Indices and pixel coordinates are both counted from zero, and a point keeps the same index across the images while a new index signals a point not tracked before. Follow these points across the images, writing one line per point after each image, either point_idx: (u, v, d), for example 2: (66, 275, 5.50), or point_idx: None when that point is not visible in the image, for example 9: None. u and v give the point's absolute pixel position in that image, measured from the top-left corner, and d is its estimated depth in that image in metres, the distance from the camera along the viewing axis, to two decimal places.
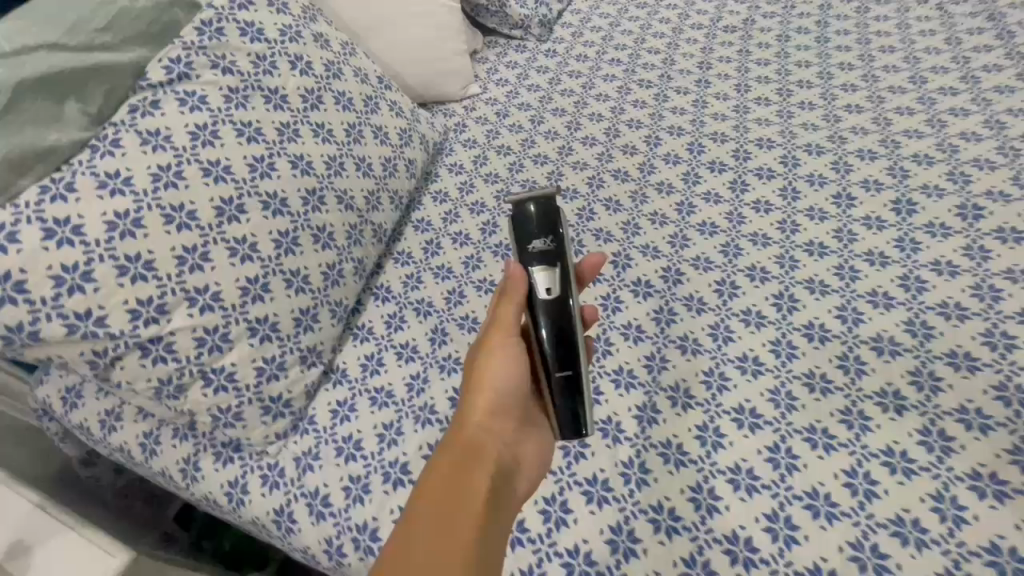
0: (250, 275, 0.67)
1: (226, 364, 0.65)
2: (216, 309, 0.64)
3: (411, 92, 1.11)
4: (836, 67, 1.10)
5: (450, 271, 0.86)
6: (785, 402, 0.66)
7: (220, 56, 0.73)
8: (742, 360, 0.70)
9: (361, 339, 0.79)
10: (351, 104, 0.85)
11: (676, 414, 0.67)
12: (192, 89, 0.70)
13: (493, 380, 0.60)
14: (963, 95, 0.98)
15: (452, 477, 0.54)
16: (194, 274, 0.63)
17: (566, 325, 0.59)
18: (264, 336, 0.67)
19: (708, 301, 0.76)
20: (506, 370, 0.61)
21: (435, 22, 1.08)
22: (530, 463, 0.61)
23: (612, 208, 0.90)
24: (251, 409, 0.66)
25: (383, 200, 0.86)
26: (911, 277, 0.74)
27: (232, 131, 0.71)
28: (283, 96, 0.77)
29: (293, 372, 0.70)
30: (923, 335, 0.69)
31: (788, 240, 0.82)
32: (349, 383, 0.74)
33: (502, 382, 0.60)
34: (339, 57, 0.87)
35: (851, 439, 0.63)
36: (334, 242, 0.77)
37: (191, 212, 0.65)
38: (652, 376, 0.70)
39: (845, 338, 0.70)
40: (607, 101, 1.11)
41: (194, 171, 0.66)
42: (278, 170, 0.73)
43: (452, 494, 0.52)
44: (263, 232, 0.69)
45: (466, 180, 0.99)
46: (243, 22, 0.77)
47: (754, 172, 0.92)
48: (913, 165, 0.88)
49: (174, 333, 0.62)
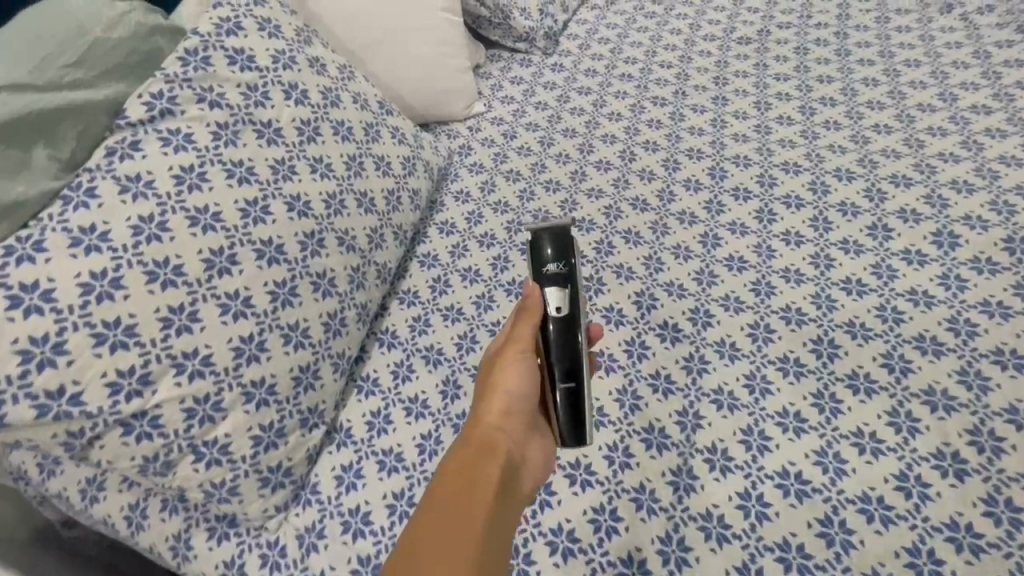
0: (244, 333, 0.61)
1: (218, 435, 0.58)
2: (206, 375, 0.58)
3: (413, 112, 1.04)
4: (859, 82, 1.04)
5: (460, 312, 0.80)
6: (833, 466, 0.60)
7: (206, 89, 0.67)
8: (782, 415, 0.65)
9: (365, 392, 0.72)
10: (351, 134, 0.79)
11: (714, 479, 0.61)
12: (177, 127, 0.64)
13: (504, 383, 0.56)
14: (998, 114, 0.93)
15: (462, 473, 0.50)
16: (181, 337, 0.57)
17: (574, 345, 0.57)
18: (261, 400, 0.61)
19: (741, 347, 0.71)
20: (520, 368, 0.57)
21: (437, 37, 1.01)
22: (544, 463, 0.57)
23: (632, 241, 0.84)
24: (248, 483, 0.60)
25: (387, 237, 0.79)
26: (959, 320, 0.69)
27: (222, 171, 0.65)
28: (276, 129, 0.71)
29: (293, 438, 0.64)
30: (978, 388, 0.64)
31: (823, 277, 0.76)
32: (354, 445, 0.68)
33: (517, 382, 0.57)
34: (337, 83, 0.80)
35: (910, 510, 0.57)
36: (335, 288, 0.70)
37: (177, 267, 0.58)
38: (686, 434, 0.64)
39: (894, 390, 0.65)
40: (620, 120, 1.05)
41: (180, 220, 0.60)
42: (272, 213, 0.67)
43: (460, 492, 0.49)
44: (257, 284, 0.63)
45: (473, 209, 0.93)
46: (232, 49, 0.70)
47: (781, 200, 0.87)
48: (951, 192, 0.82)
49: (159, 405, 0.55)
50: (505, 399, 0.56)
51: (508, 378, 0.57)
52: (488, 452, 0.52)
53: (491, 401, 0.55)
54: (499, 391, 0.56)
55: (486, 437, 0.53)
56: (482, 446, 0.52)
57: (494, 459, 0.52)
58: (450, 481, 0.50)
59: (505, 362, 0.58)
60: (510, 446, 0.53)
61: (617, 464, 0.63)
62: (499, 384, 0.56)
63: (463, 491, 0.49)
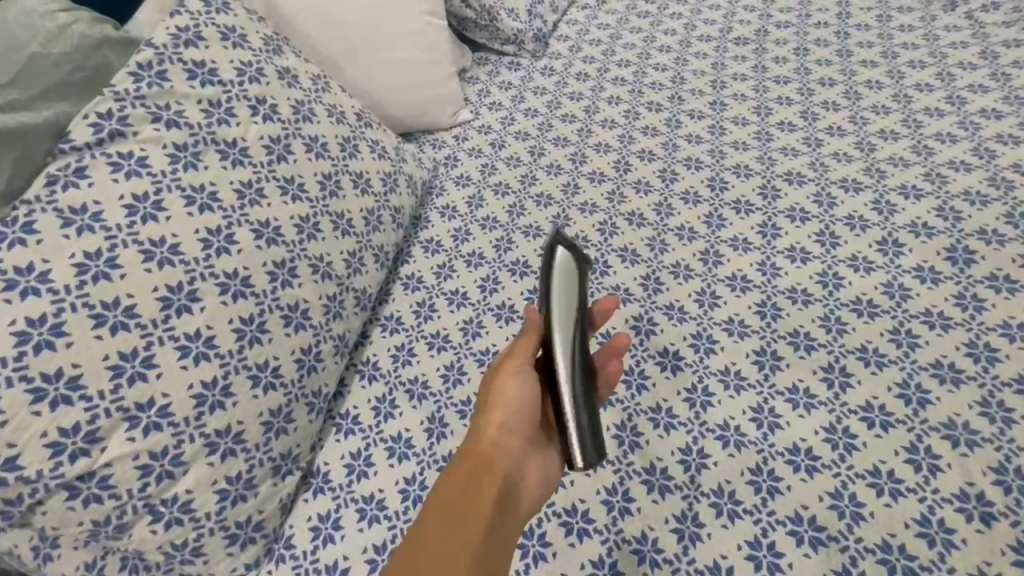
0: (206, 378, 0.55)
1: (178, 492, 0.53)
2: (163, 427, 0.53)
3: (395, 122, 0.98)
4: (863, 85, 1.00)
5: (447, 339, 0.74)
6: (850, 510, 0.56)
7: (162, 107, 0.62)
8: (793, 453, 0.60)
9: (345, 432, 0.67)
10: (325, 150, 0.73)
11: (721, 527, 0.56)
12: (128, 150, 0.59)
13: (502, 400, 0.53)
14: (1009, 119, 0.88)
15: (459, 488, 0.49)
16: (133, 387, 0.52)
17: (553, 369, 0.53)
18: (227, 451, 0.56)
19: (747, 376, 0.66)
20: (519, 381, 0.54)
21: (419, 42, 0.95)
22: (548, 479, 0.54)
23: (629, 260, 0.80)
24: (214, 541, 0.55)
25: (367, 260, 0.74)
26: (979, 345, 0.65)
27: (180, 198, 0.59)
28: (242, 149, 0.65)
29: (264, 488, 0.58)
30: (1002, 421, 0.59)
31: (832, 298, 0.72)
32: (332, 492, 0.63)
33: (516, 395, 0.54)
34: (310, 94, 0.75)
35: (934, 560, 0.52)
36: (309, 320, 0.65)
37: (128, 308, 0.53)
38: (690, 475, 0.60)
39: (912, 423, 0.60)
40: (613, 128, 1.00)
41: (131, 255, 0.55)
42: (237, 242, 0.61)
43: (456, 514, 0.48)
44: (221, 322, 0.58)
45: (460, 225, 0.87)
46: (191, 62, 0.65)
47: (785, 214, 0.82)
48: (964, 205, 0.78)
49: (110, 463, 0.50)
50: (504, 414, 0.53)
51: (507, 391, 0.54)
52: (486, 468, 0.51)
53: (489, 418, 0.53)
54: (497, 406, 0.53)
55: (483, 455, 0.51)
56: (479, 462, 0.51)
57: (490, 479, 0.50)
58: (446, 497, 0.49)
59: (504, 375, 0.55)
60: (508, 464, 0.51)
61: (616, 511, 0.58)
62: (496, 401, 0.54)
63: (459, 507, 0.48)
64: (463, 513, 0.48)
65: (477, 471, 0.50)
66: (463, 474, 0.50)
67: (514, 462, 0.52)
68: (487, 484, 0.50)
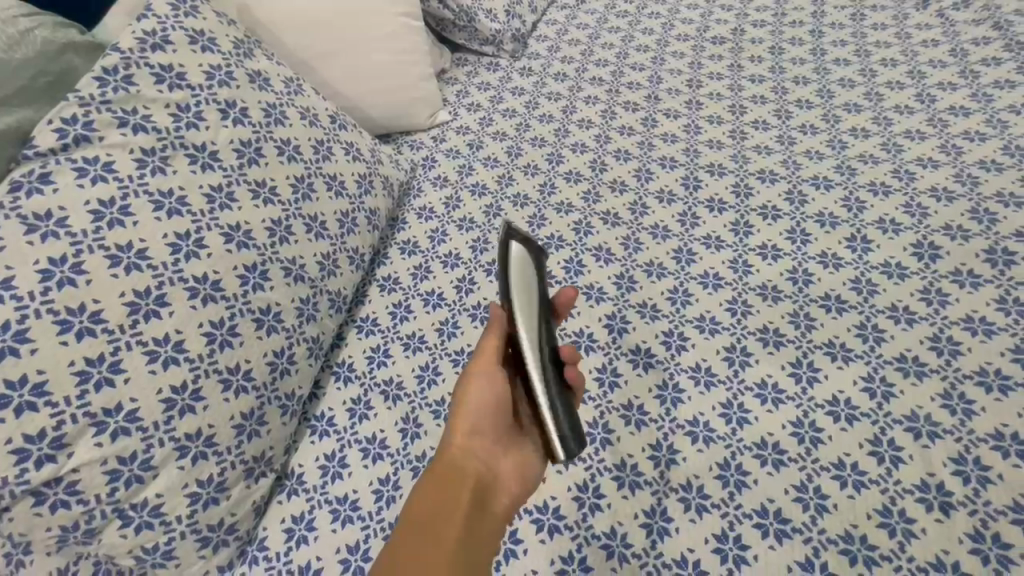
0: (175, 382, 0.56)
1: (147, 496, 0.53)
2: (132, 432, 0.53)
3: (372, 124, 0.99)
4: (836, 84, 1.01)
5: (422, 340, 0.75)
6: (814, 502, 0.57)
7: (129, 111, 0.62)
8: (760, 447, 0.61)
9: (319, 434, 0.67)
10: (298, 153, 0.73)
11: (689, 521, 0.57)
12: (94, 155, 0.59)
13: (474, 401, 0.55)
14: (976, 116, 0.89)
15: (432, 497, 0.51)
16: (100, 392, 0.52)
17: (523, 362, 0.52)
18: (197, 454, 0.56)
19: (717, 372, 0.67)
20: (486, 385, 0.55)
21: (396, 45, 0.95)
22: (524, 477, 0.55)
23: (603, 259, 0.80)
24: (185, 545, 0.55)
25: (342, 262, 0.74)
26: (942, 339, 0.66)
27: (147, 203, 0.59)
28: (212, 153, 0.66)
29: (237, 491, 0.59)
30: (963, 413, 0.60)
31: (801, 294, 0.73)
32: (306, 493, 0.63)
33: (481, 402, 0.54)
34: (282, 98, 0.75)
35: (894, 550, 0.53)
36: (281, 323, 0.65)
37: (95, 313, 0.53)
38: (660, 471, 0.61)
39: (876, 416, 0.61)
40: (590, 128, 1.00)
41: (98, 261, 0.55)
42: (207, 246, 0.61)
43: (432, 515, 0.50)
44: (190, 326, 0.58)
45: (437, 226, 0.88)
46: (159, 67, 0.65)
47: (757, 211, 0.83)
48: (930, 201, 0.79)
49: (77, 469, 0.51)
50: (472, 419, 0.54)
51: (472, 397, 0.55)
52: (458, 471, 0.53)
53: (459, 423, 0.54)
54: (463, 412, 0.54)
55: (454, 459, 0.53)
56: (451, 466, 0.53)
57: (462, 482, 0.52)
58: (424, 501, 0.51)
59: (469, 382, 0.55)
60: (478, 468, 0.53)
61: (586, 507, 0.59)
62: (465, 403, 0.55)
63: (436, 510, 0.50)
64: (439, 515, 0.50)
65: (450, 474, 0.52)
66: (436, 481, 0.52)
67: (484, 465, 0.53)
68: (460, 486, 0.52)
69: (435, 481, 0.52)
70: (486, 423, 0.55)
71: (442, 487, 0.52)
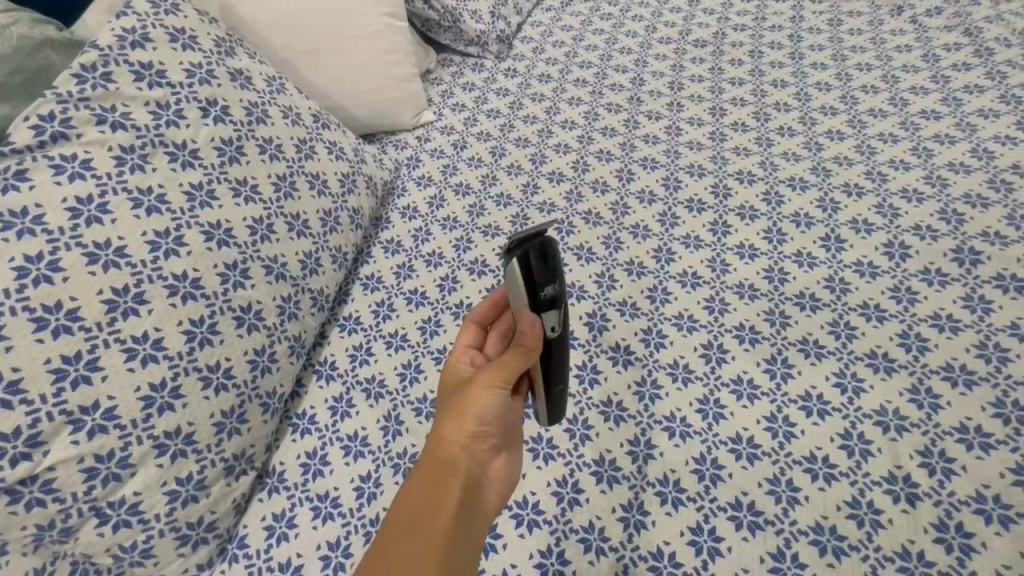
0: (154, 380, 0.55)
1: (125, 494, 0.53)
2: (110, 430, 0.53)
3: (357, 124, 0.99)
4: (813, 87, 1.03)
5: (405, 339, 0.75)
6: (786, 495, 0.58)
7: (107, 109, 0.62)
8: (735, 442, 0.62)
9: (301, 431, 0.68)
10: (280, 152, 0.73)
11: (666, 514, 0.58)
12: (72, 153, 0.58)
13: (480, 405, 0.52)
14: (946, 119, 0.92)
15: (425, 494, 0.48)
16: (77, 389, 0.52)
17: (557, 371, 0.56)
18: (177, 452, 0.56)
19: (694, 369, 0.69)
20: (493, 395, 0.52)
21: (379, 45, 0.96)
22: (512, 476, 0.55)
23: (584, 257, 0.81)
24: (164, 543, 0.55)
25: (324, 260, 0.74)
26: (911, 335, 0.68)
27: (126, 201, 0.59)
28: (193, 151, 0.66)
29: (217, 488, 0.59)
30: (929, 407, 0.62)
31: (776, 292, 0.75)
32: (287, 491, 0.63)
33: (489, 403, 0.52)
34: (264, 97, 0.75)
35: (862, 540, 0.55)
36: (263, 321, 0.65)
37: (72, 311, 0.53)
38: (638, 465, 0.62)
39: (846, 411, 0.63)
40: (573, 129, 1.01)
41: (75, 258, 0.55)
42: (187, 244, 0.61)
43: (424, 513, 0.47)
44: (170, 324, 0.58)
45: (421, 226, 0.88)
46: (138, 64, 0.65)
47: (735, 211, 0.85)
48: (902, 202, 0.81)
49: (53, 467, 0.50)
50: (477, 419, 0.51)
51: (479, 400, 0.52)
52: (453, 469, 0.50)
53: (461, 422, 0.51)
54: (467, 409, 0.52)
55: (450, 457, 0.50)
56: (446, 463, 0.50)
57: (457, 481, 0.50)
58: (414, 496, 0.48)
59: (476, 383, 0.53)
60: (472, 467, 0.51)
61: (565, 502, 0.60)
62: (470, 405, 0.52)
63: (427, 509, 0.48)
64: (432, 513, 0.48)
65: (446, 471, 0.50)
66: (430, 475, 0.50)
67: (480, 465, 0.52)
68: (456, 485, 0.49)
69: (429, 475, 0.50)
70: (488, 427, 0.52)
71: (437, 484, 0.49)
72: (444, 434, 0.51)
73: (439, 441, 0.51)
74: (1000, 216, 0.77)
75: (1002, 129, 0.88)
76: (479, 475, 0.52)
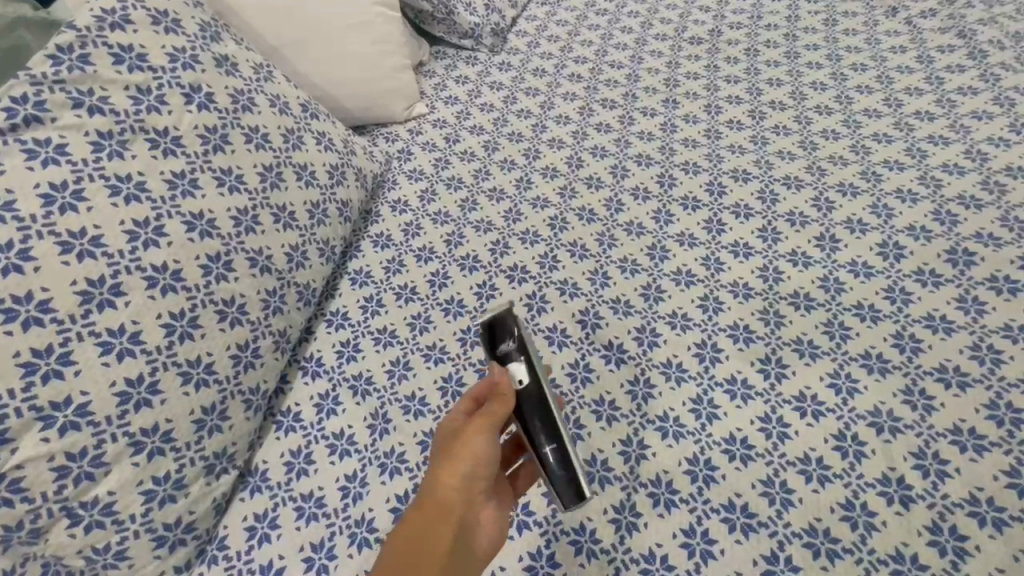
0: (131, 375, 0.53)
1: (98, 494, 0.51)
2: (82, 427, 0.50)
3: (347, 115, 0.97)
4: (808, 86, 1.03)
5: (394, 335, 0.73)
6: (780, 496, 0.58)
7: (84, 92, 0.59)
8: (728, 442, 0.62)
9: (285, 429, 0.66)
10: (267, 141, 0.71)
11: (658, 516, 0.57)
12: (45, 137, 0.56)
13: (476, 450, 0.49)
14: (940, 120, 0.92)
15: (418, 533, 0.46)
16: (48, 384, 0.49)
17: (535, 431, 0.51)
18: (154, 450, 0.54)
19: (688, 368, 0.68)
20: (489, 438, 0.50)
21: (370, 35, 0.94)
22: (501, 519, 0.53)
23: (578, 254, 0.80)
24: (139, 545, 0.53)
25: (312, 253, 0.72)
26: (905, 336, 0.67)
27: (104, 188, 0.57)
28: (175, 138, 0.63)
29: (196, 488, 0.57)
30: (923, 408, 0.62)
31: (771, 291, 0.74)
32: (270, 490, 0.61)
33: (486, 446, 0.49)
34: (251, 84, 0.73)
35: (856, 543, 0.54)
36: (246, 316, 0.63)
37: (43, 302, 0.51)
38: (630, 466, 0.61)
39: (840, 411, 0.63)
40: (567, 124, 1.00)
41: (48, 247, 0.52)
42: (167, 234, 0.59)
43: (416, 553, 0.45)
44: (148, 317, 0.56)
45: (412, 220, 0.86)
46: (118, 46, 0.62)
47: (730, 209, 0.84)
48: (896, 202, 0.81)
49: (21, 466, 0.48)
50: (473, 460, 0.49)
51: (476, 443, 0.49)
52: (449, 508, 0.47)
53: (458, 462, 0.49)
54: (468, 450, 0.49)
55: (445, 497, 0.48)
56: (442, 502, 0.47)
57: (451, 523, 0.47)
58: (408, 536, 0.46)
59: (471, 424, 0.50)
60: (466, 508, 0.48)
61: (556, 504, 0.59)
62: (466, 447, 0.49)
63: (420, 549, 0.45)
64: (424, 554, 0.45)
65: (440, 511, 0.47)
66: (423, 515, 0.47)
67: (473, 506, 0.49)
68: (449, 527, 0.47)
69: (422, 515, 0.47)
70: (482, 470, 0.50)
71: (429, 522, 0.47)
72: (441, 472, 0.48)
73: (435, 479, 0.48)
74: (994, 217, 0.77)
75: (995, 131, 0.88)
76: (471, 517, 0.49)
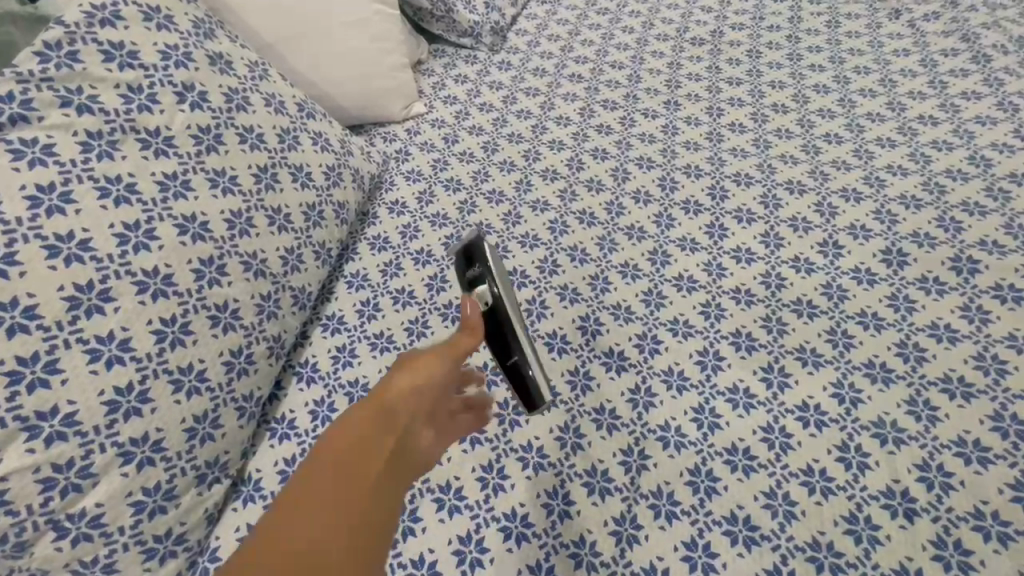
0: (120, 383, 0.52)
1: (86, 506, 0.50)
2: (70, 437, 0.49)
3: (344, 114, 0.95)
4: (810, 89, 1.02)
5: (391, 340, 0.72)
6: (783, 509, 0.57)
7: (73, 90, 0.57)
8: (730, 453, 0.61)
9: (279, 437, 0.64)
10: (262, 141, 0.70)
11: (659, 528, 0.56)
12: (32, 137, 0.54)
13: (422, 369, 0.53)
14: (944, 125, 0.91)
15: (358, 438, 0.50)
16: (34, 393, 0.48)
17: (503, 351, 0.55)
18: (144, 460, 0.52)
19: (689, 376, 0.67)
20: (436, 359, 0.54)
21: (367, 32, 0.93)
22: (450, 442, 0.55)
23: (578, 259, 0.79)
24: (128, 558, 0.51)
25: (307, 256, 0.70)
26: (909, 345, 0.67)
27: (92, 190, 0.55)
28: (167, 138, 0.62)
29: (188, 498, 0.55)
30: (927, 419, 0.61)
31: (774, 299, 0.73)
32: (263, 500, 0.60)
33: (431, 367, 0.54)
34: (245, 82, 0.71)
35: (859, 557, 0.53)
36: (239, 321, 0.61)
37: (29, 308, 0.49)
38: (631, 477, 0.60)
39: (844, 422, 0.62)
40: (568, 125, 0.99)
41: (34, 251, 0.51)
42: (158, 238, 0.57)
43: (351, 457, 0.48)
44: (137, 323, 0.54)
45: (409, 221, 0.85)
46: (108, 43, 0.61)
47: (732, 214, 0.83)
48: (900, 208, 0.80)
49: (6, 478, 0.47)
50: (416, 376, 0.53)
51: (424, 364, 0.54)
52: (393, 419, 0.51)
53: (407, 380, 0.53)
54: (413, 367, 0.54)
55: (391, 410, 0.51)
56: (388, 413, 0.51)
57: (390, 433, 0.51)
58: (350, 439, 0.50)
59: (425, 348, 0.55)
60: (410, 423, 0.52)
61: (555, 515, 0.58)
62: (415, 365, 0.54)
63: (357, 452, 0.49)
64: (359, 457, 0.49)
65: (384, 421, 0.51)
66: (367, 423, 0.51)
67: (418, 423, 0.52)
68: (388, 437, 0.50)
69: (366, 424, 0.51)
70: (426, 390, 0.53)
71: (372, 425, 0.51)
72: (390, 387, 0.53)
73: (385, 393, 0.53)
74: (998, 225, 0.76)
75: (999, 137, 0.87)
76: (416, 432, 0.52)
